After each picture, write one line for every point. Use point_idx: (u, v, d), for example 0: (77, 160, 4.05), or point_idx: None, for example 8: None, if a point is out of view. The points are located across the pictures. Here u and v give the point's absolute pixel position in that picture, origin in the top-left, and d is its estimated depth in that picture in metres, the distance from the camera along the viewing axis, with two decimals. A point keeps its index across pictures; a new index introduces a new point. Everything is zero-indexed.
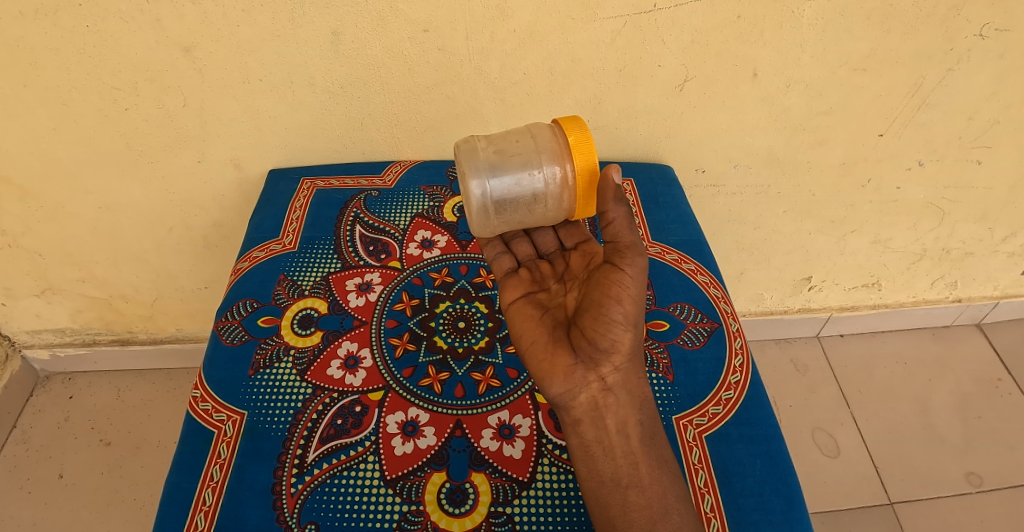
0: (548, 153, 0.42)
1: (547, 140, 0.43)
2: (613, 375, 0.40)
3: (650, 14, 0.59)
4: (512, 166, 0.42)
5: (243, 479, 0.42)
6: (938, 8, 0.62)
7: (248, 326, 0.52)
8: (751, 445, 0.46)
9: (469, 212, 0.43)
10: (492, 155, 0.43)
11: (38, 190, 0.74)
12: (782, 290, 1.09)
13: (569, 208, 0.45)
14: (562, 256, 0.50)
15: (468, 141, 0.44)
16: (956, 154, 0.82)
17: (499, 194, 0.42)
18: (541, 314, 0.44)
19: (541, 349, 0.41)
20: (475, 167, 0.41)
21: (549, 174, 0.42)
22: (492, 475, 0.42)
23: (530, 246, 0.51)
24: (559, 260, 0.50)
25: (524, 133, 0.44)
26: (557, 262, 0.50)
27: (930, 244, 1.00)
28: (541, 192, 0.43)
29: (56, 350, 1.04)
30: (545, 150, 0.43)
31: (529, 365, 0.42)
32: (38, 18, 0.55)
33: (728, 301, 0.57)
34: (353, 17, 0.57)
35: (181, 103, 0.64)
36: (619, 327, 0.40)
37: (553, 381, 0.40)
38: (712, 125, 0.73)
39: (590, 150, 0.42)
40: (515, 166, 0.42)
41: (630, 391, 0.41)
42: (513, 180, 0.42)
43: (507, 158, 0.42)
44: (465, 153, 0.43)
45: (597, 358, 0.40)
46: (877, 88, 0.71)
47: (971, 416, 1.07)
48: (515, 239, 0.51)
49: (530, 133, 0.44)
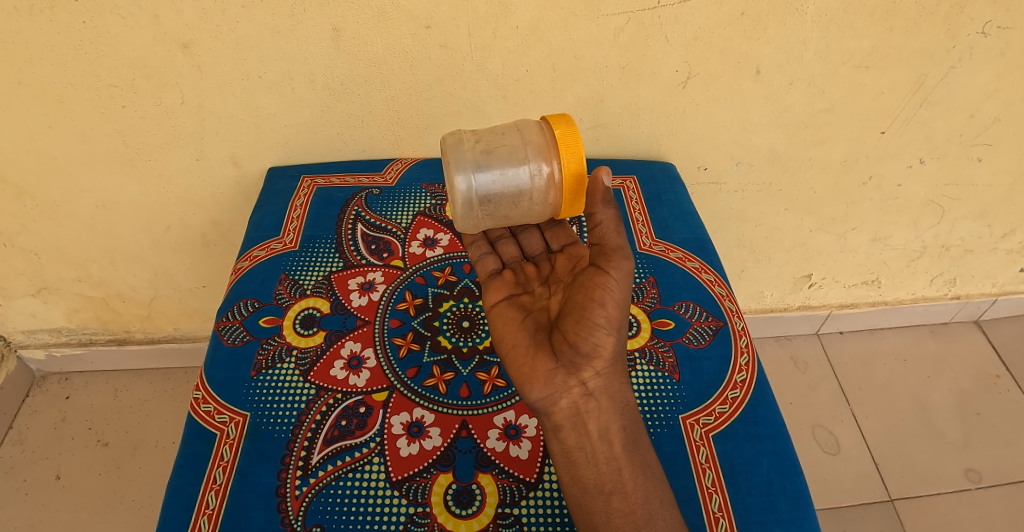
0: (535, 147, 0.42)
1: (534, 134, 0.43)
2: (594, 379, 0.40)
3: (654, 11, 0.59)
4: (499, 159, 0.41)
5: (247, 482, 0.41)
6: (941, 6, 0.62)
7: (249, 326, 0.52)
8: (758, 444, 0.46)
9: (453, 205, 0.42)
10: (478, 150, 0.41)
11: (32, 188, 0.73)
12: (782, 287, 1.09)
13: (556, 203, 0.43)
14: (549, 258, 0.49)
15: (455, 135, 0.43)
16: (957, 152, 0.82)
17: (484, 188, 0.41)
18: (524, 317, 0.43)
19: (521, 353, 0.41)
20: (460, 159, 0.40)
21: (534, 168, 0.41)
22: (499, 477, 0.42)
23: (516, 248, 0.50)
24: (547, 261, 0.49)
25: (510, 128, 0.43)
26: (544, 264, 0.49)
27: (929, 242, 1.00)
28: (526, 187, 0.42)
29: (52, 350, 1.03)
30: (531, 144, 0.42)
31: (508, 370, 0.41)
32: (33, 14, 0.54)
33: (733, 300, 0.57)
34: (354, 14, 0.56)
35: (179, 100, 0.64)
36: (601, 331, 0.39)
37: (533, 386, 0.39)
38: (715, 123, 0.73)
39: (576, 146, 0.42)
40: (501, 158, 0.41)
41: (612, 396, 0.41)
42: (499, 174, 0.41)
43: (494, 153, 0.41)
44: (451, 146, 0.42)
45: (579, 362, 0.39)
46: (880, 85, 0.70)
47: (970, 413, 1.08)
48: (500, 242, 0.50)
49: (516, 127, 0.44)
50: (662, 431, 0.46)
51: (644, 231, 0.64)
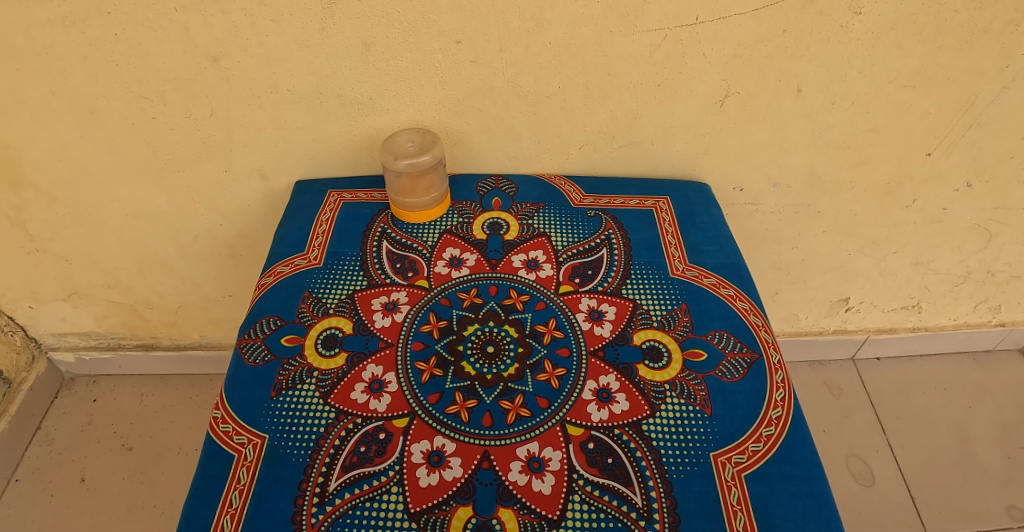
0: (423, 184, 0.62)
1: (425, 183, 0.62)
2: None
3: (691, 27, 0.57)
4: (426, 177, 0.62)
5: (262, 507, 0.40)
6: (995, 23, 0.58)
7: (271, 344, 0.51)
8: (793, 486, 0.43)
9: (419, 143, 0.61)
10: (429, 178, 0.62)
11: (64, 196, 0.74)
12: (818, 311, 1.05)
13: (413, 183, 0.61)
14: (418, 194, 0.62)
15: (435, 176, 0.62)
16: (1007, 175, 0.77)
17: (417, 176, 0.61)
18: None
19: None
20: (435, 176, 0.62)
21: (414, 184, 0.62)
22: (520, 512, 0.40)
23: (410, 153, 0.60)
24: (412, 194, 0.62)
25: (429, 178, 0.62)
26: (405, 195, 0.62)
27: (974, 266, 0.95)
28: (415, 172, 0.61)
29: (81, 353, 1.05)
30: (423, 184, 0.62)
31: None
32: (67, 26, 0.55)
33: (768, 330, 0.54)
34: (383, 28, 0.56)
35: (208, 112, 0.64)
36: None
37: None
38: (752, 142, 0.71)
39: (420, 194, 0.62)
40: (425, 176, 0.61)
41: None
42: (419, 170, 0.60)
43: (426, 175, 0.61)
44: (431, 173, 0.62)
45: None
46: (927, 105, 0.67)
47: (1014, 447, 1.02)
48: (412, 130, 0.63)
49: (430, 176, 0.62)
50: (692, 470, 0.43)
51: (677, 255, 0.61)
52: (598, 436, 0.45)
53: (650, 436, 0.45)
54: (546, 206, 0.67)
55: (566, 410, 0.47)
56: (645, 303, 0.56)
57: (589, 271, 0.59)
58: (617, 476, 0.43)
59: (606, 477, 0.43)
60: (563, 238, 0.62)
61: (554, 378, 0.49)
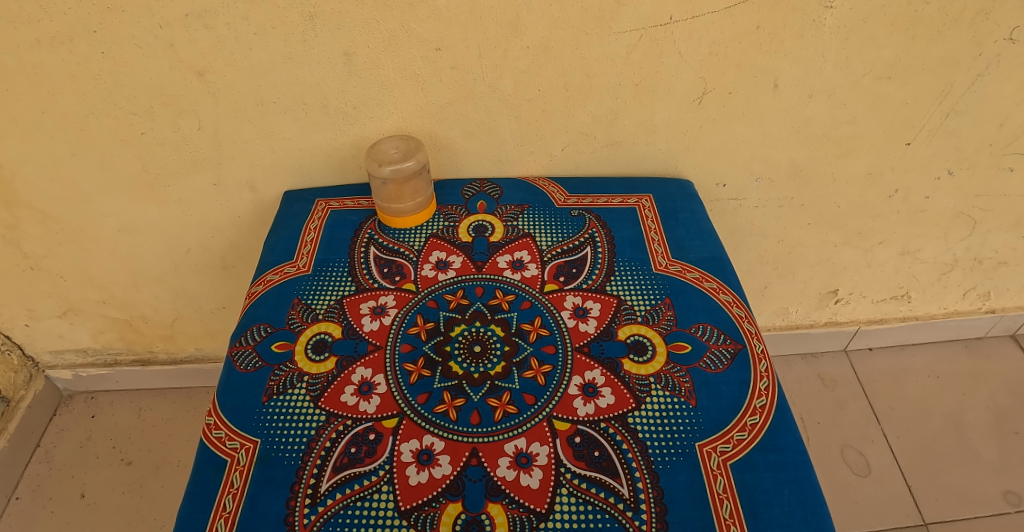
0: (413, 191, 0.63)
1: (414, 189, 0.63)
2: None
3: (666, 27, 0.59)
4: (414, 183, 0.63)
5: (255, 510, 0.41)
6: (966, 12, 0.60)
7: (262, 351, 0.52)
8: (778, 473, 0.43)
9: (407, 150, 0.62)
10: (417, 184, 0.63)
11: (57, 213, 0.75)
12: (808, 303, 1.06)
13: (400, 190, 0.62)
14: (406, 200, 0.63)
15: (423, 183, 0.64)
16: (987, 162, 0.79)
17: (404, 183, 0.62)
18: None
19: None
20: (424, 182, 0.64)
21: (403, 191, 0.62)
22: (509, 506, 0.41)
23: (394, 159, 0.61)
24: (399, 200, 0.63)
25: (417, 184, 0.63)
26: (391, 201, 0.63)
27: (961, 254, 0.96)
28: (402, 180, 0.62)
29: (78, 370, 1.06)
30: (412, 190, 0.63)
31: None
32: (55, 46, 0.56)
33: (752, 321, 0.55)
34: (364, 38, 0.57)
35: (196, 126, 0.65)
36: None
37: None
38: (733, 139, 0.72)
39: (407, 200, 0.63)
40: (413, 182, 0.63)
41: None
42: (407, 177, 0.61)
43: (413, 181, 0.62)
44: (421, 180, 0.63)
45: None
46: (902, 96, 0.68)
47: (1009, 432, 1.02)
48: (396, 137, 0.64)
49: (419, 182, 0.63)
50: (678, 460, 0.44)
51: (660, 251, 0.62)
52: (584, 430, 0.46)
53: (636, 428, 0.46)
54: (531, 207, 0.68)
55: (552, 406, 0.48)
56: (629, 299, 0.57)
57: (574, 269, 0.60)
58: (604, 469, 0.43)
59: (593, 470, 0.43)
60: (547, 238, 0.64)
61: (540, 375, 0.50)
